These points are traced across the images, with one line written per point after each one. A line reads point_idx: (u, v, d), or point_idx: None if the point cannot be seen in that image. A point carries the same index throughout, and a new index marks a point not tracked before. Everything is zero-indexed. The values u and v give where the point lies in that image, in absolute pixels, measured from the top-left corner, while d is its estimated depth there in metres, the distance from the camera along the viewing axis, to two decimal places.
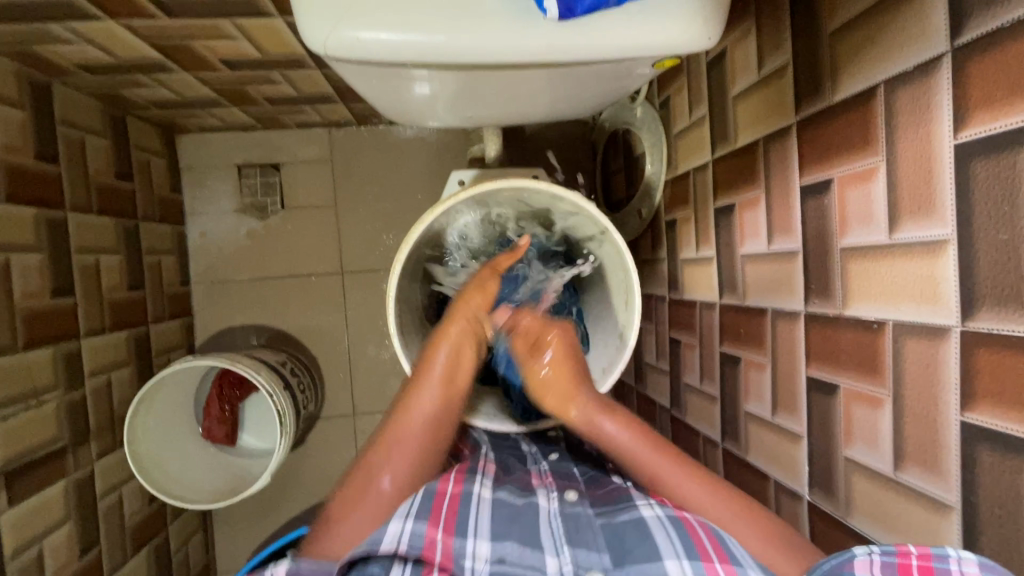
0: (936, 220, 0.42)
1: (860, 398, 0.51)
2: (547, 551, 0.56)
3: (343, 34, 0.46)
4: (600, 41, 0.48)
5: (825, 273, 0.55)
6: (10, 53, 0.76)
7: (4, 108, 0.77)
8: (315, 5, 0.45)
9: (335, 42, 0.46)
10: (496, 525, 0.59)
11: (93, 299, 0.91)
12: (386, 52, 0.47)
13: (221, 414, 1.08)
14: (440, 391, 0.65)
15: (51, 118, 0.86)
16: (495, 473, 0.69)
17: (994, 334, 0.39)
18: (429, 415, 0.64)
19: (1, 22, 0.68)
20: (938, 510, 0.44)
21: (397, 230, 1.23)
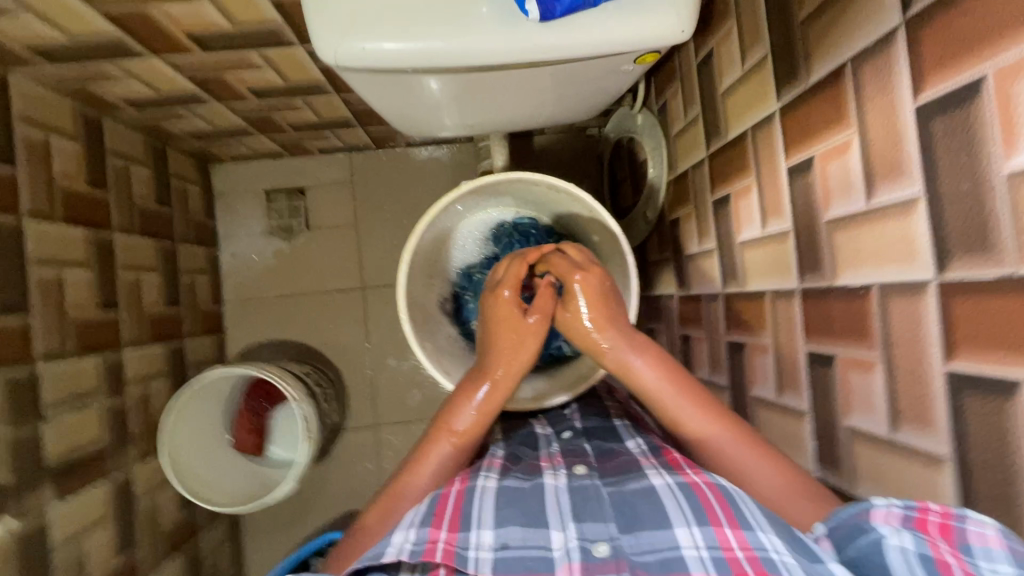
0: (906, 180, 0.44)
1: (855, 365, 0.52)
2: (554, 527, 0.54)
3: (352, 45, 0.51)
4: (580, 38, 0.52)
5: (815, 247, 0.57)
6: (68, 91, 0.86)
7: (61, 140, 0.86)
8: (326, 21, 0.51)
9: (344, 51, 0.52)
10: (498, 513, 0.56)
11: (134, 313, 0.99)
12: (390, 59, 0.53)
13: (250, 424, 1.14)
14: (457, 440, 0.65)
15: (101, 149, 0.95)
16: (501, 466, 0.66)
17: (968, 281, 0.40)
18: (445, 463, 0.64)
19: (62, 62, 0.77)
20: (934, 465, 0.45)
21: None
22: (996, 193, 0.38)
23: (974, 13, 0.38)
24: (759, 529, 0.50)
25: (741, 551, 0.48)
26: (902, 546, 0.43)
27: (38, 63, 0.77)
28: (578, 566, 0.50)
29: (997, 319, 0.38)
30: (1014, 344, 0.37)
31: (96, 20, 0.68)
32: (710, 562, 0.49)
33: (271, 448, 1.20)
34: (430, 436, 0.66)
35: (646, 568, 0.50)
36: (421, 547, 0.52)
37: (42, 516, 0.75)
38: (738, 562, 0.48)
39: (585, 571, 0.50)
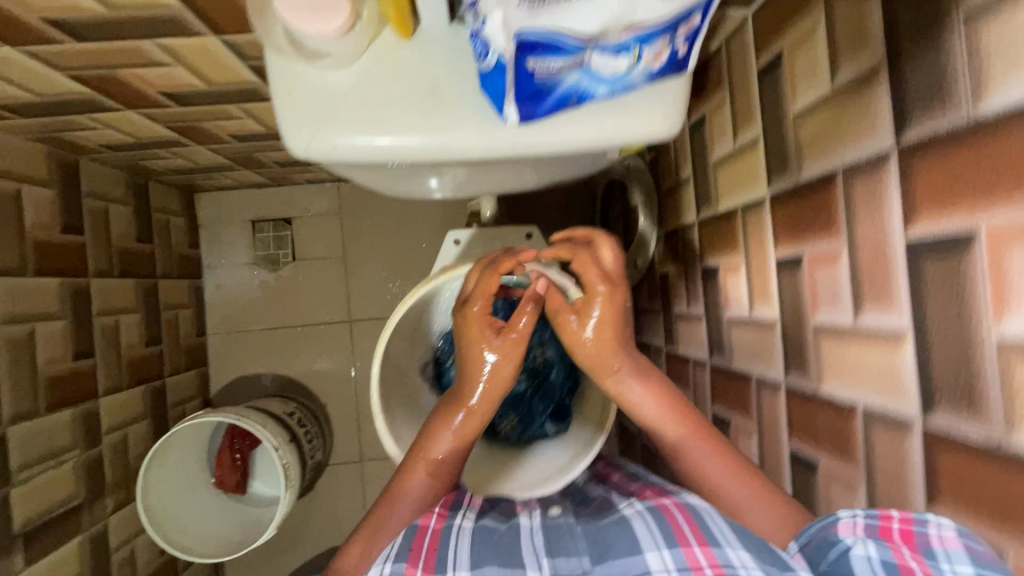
0: (867, 51, 0.42)
1: (823, 263, 0.49)
2: (528, 568, 0.50)
3: (324, 139, 0.46)
4: (556, 138, 0.46)
5: (781, 146, 0.54)
6: (43, 136, 0.80)
7: (33, 188, 0.80)
8: (294, 113, 0.46)
9: (316, 144, 0.46)
10: (475, 554, 0.52)
11: (113, 360, 0.94)
12: (366, 157, 0.47)
13: (233, 463, 1.10)
14: (428, 470, 0.61)
15: (77, 191, 0.89)
16: (481, 506, 0.61)
17: (926, 137, 0.37)
18: (420, 497, 0.60)
19: (32, 116, 0.71)
20: (893, 343, 0.41)
21: (404, 278, 1.27)
22: (954, 36, 0.34)
23: None
24: (726, 544, 0.47)
25: (710, 569, 0.45)
26: (867, 556, 0.40)
27: (6, 116, 0.71)
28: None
29: (953, 168, 0.35)
30: (974, 192, 0.34)
31: (62, 80, 0.62)
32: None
33: (255, 485, 1.15)
34: (402, 473, 0.61)
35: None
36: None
37: None
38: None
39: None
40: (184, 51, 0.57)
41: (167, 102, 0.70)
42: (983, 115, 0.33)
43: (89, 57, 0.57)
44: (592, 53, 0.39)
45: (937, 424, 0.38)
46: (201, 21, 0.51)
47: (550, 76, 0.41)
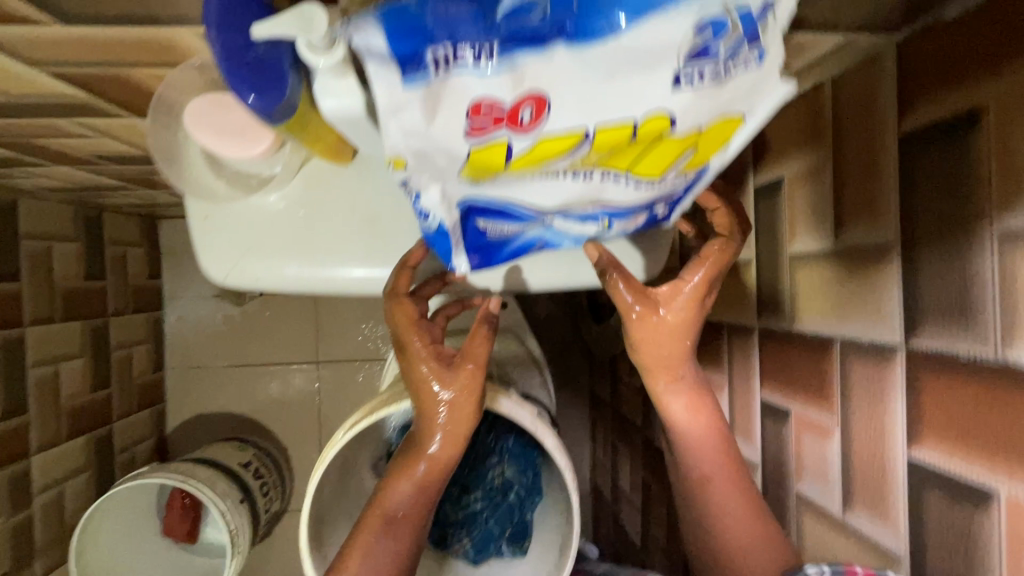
0: (879, 223, 0.35)
1: (811, 428, 0.43)
2: None
3: (244, 267, 0.42)
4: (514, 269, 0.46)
5: (774, 282, 0.48)
6: None
7: None
8: (212, 240, 0.42)
9: (235, 275, 0.42)
10: None
11: (49, 412, 0.87)
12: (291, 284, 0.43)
13: (183, 507, 1.02)
14: (387, 522, 0.45)
15: (14, 234, 0.81)
16: None
17: (940, 355, 0.31)
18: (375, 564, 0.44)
19: None
20: (886, 563, 0.36)
21: (377, 319, 1.21)
22: (981, 253, 0.29)
23: (967, 36, 0.29)
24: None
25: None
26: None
27: None
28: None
29: (969, 408, 0.30)
30: (996, 447, 0.29)
31: None
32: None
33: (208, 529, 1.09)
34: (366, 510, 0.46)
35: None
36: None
37: None
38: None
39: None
40: (105, 127, 0.50)
41: (97, 160, 0.62)
42: (1014, 366, 0.27)
43: None
44: (556, 218, 0.35)
45: None
46: (118, 106, 0.44)
47: (505, 235, 0.36)
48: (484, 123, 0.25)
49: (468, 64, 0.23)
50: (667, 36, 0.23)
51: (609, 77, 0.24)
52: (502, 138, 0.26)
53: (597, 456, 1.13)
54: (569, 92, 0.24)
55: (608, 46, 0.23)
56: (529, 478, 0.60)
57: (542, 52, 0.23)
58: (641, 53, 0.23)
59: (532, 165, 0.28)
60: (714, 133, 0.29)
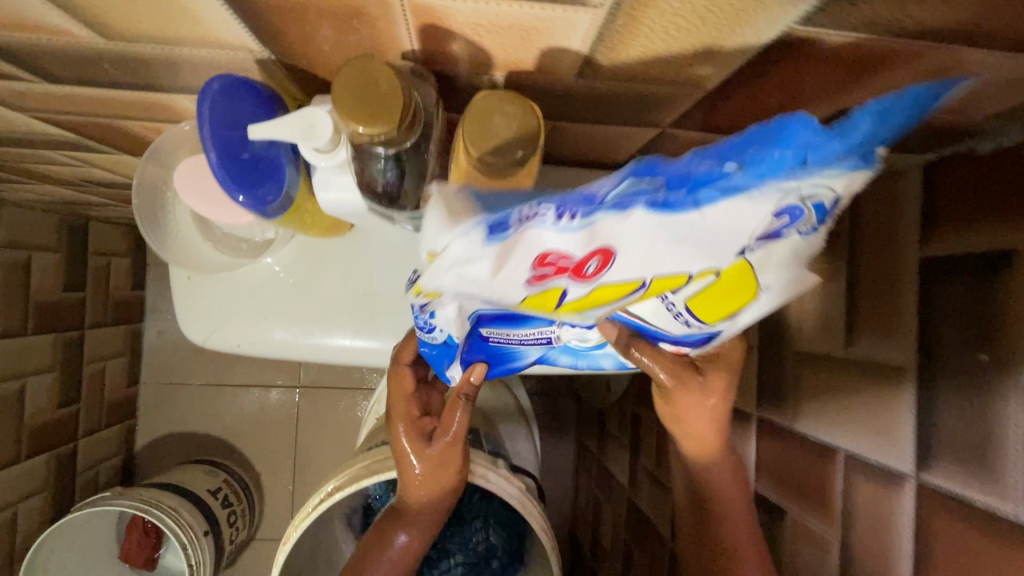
0: (894, 343, 0.34)
1: (807, 533, 0.42)
2: None
3: (228, 332, 0.43)
4: None
5: (777, 374, 0.46)
6: None
7: None
8: (200, 305, 0.43)
9: (219, 338, 0.43)
10: None
11: (10, 428, 0.83)
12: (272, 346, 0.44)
13: (144, 537, 1.00)
14: None
15: None
16: None
17: (953, 495, 0.30)
18: None
19: None
20: None
21: None
22: (1003, 403, 0.28)
23: (1002, 175, 0.28)
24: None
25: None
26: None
27: None
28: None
29: (982, 557, 0.28)
30: None
31: None
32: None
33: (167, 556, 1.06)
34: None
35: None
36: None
37: None
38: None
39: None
40: (94, 160, 0.48)
41: (88, 185, 0.60)
42: None
43: None
44: (562, 339, 0.36)
45: None
46: (108, 146, 0.42)
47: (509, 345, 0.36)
48: (546, 272, 0.26)
49: (547, 222, 0.24)
50: (746, 222, 0.22)
51: (680, 245, 0.23)
52: (562, 284, 0.27)
53: (578, 504, 1.10)
54: (636, 252, 0.24)
55: (689, 221, 0.22)
56: (514, 543, 0.57)
57: (622, 213, 0.23)
58: (715, 234, 0.23)
59: (587, 302, 0.28)
60: (746, 286, 0.27)
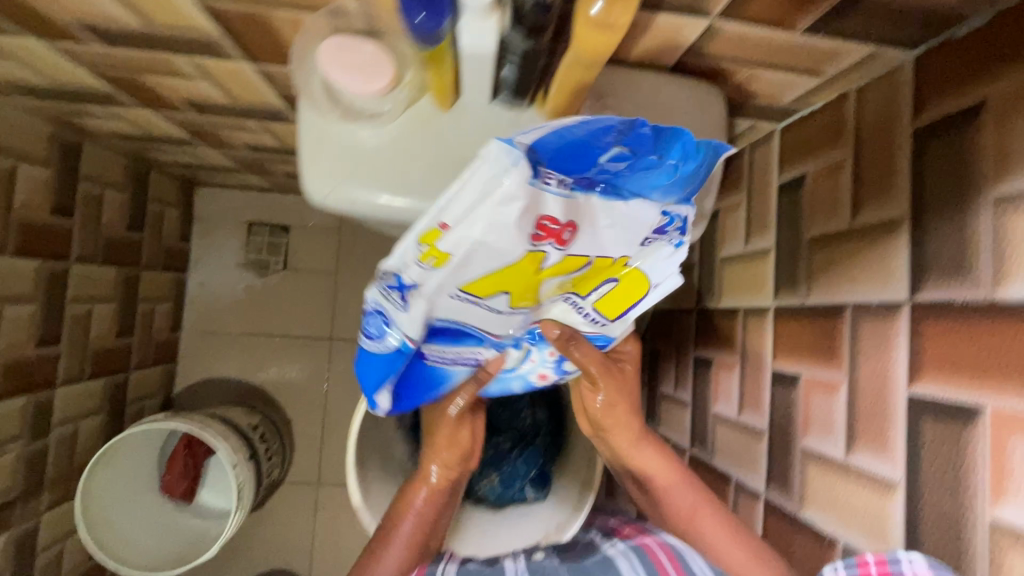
0: (892, 201, 0.42)
1: (818, 386, 0.49)
2: None
3: (345, 192, 0.46)
4: None
5: (793, 264, 0.54)
6: (48, 117, 0.77)
7: (29, 167, 0.77)
8: (320, 164, 0.46)
9: (336, 198, 0.46)
10: None
11: (77, 349, 0.89)
12: (384, 211, 0.47)
13: (185, 469, 1.04)
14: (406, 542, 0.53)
15: (75, 175, 0.85)
16: None
17: (939, 303, 0.38)
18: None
19: (40, 98, 0.68)
20: (882, 489, 0.41)
21: None
22: (981, 217, 0.36)
23: (978, 48, 0.37)
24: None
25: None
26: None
27: (16, 95, 0.68)
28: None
29: (959, 344, 0.36)
30: (974, 369, 0.35)
31: (84, 76, 0.60)
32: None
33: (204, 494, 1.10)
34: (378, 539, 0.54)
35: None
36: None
37: None
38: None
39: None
40: (211, 68, 0.56)
41: (185, 108, 0.68)
42: (1002, 301, 0.34)
43: (113, 59, 0.55)
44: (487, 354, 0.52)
45: None
46: (238, 46, 0.50)
47: (445, 361, 0.51)
48: (540, 233, 0.40)
49: (554, 188, 0.37)
50: (648, 215, 0.42)
51: (614, 220, 0.41)
52: (542, 248, 0.41)
53: None
54: (591, 228, 0.41)
55: (620, 204, 0.40)
56: None
57: (591, 193, 0.39)
58: (629, 219, 0.41)
59: (550, 267, 0.43)
60: (626, 289, 0.48)
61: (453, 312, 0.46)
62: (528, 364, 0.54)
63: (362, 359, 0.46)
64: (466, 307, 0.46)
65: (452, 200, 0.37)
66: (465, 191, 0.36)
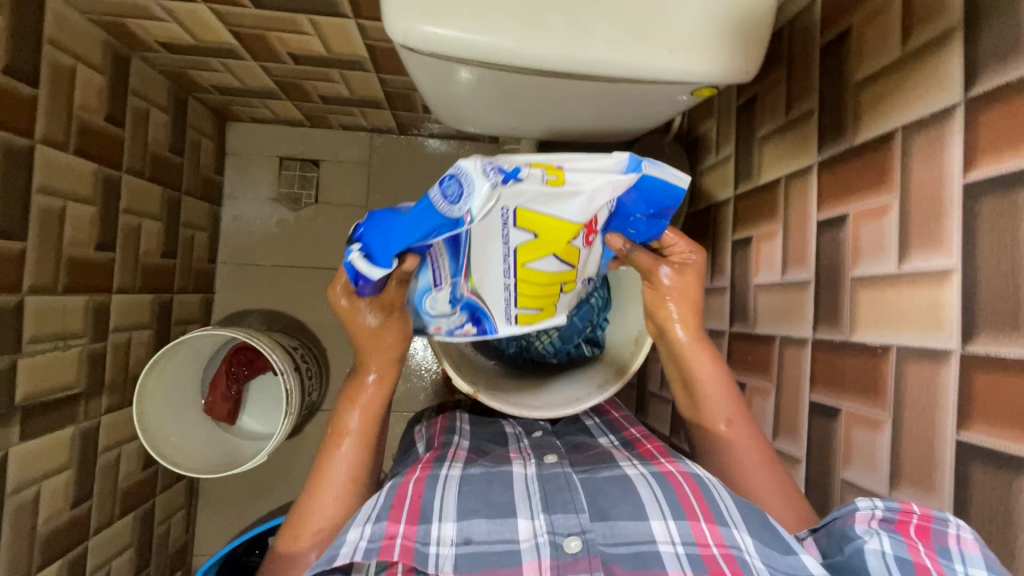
0: (944, 17, 0.45)
1: (867, 215, 0.52)
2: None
3: (423, 29, 0.49)
4: (638, 71, 0.52)
5: (838, 113, 0.57)
6: (103, 22, 0.79)
7: (86, 70, 0.79)
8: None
9: (414, 34, 0.49)
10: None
11: (129, 259, 0.92)
12: (459, 48, 0.50)
13: (227, 392, 1.08)
14: (356, 440, 0.60)
15: (124, 87, 0.88)
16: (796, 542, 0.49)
17: (995, 89, 0.41)
18: (352, 468, 0.59)
19: None
20: (938, 281, 0.44)
21: None
22: None
23: None
24: (732, 525, 0.50)
25: (717, 547, 0.49)
26: (880, 550, 0.43)
27: None
28: (548, 564, 0.49)
29: (1014, 119, 0.39)
30: None
31: None
32: (685, 558, 0.48)
33: (244, 419, 1.13)
34: (332, 433, 0.60)
35: (619, 562, 0.49)
36: (376, 544, 0.49)
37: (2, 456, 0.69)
38: (390, 548, 0.49)
39: (556, 570, 0.48)
40: None
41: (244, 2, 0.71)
42: None
43: None
44: (445, 287, 0.56)
45: (975, 349, 0.41)
46: None
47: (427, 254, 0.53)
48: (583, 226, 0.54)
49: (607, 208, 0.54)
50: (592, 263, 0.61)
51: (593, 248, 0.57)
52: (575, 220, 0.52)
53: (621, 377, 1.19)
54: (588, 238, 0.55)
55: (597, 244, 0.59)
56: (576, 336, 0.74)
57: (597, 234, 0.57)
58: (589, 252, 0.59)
59: (554, 235, 0.53)
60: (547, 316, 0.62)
61: (482, 229, 0.51)
62: (445, 319, 0.59)
63: (422, 208, 0.46)
64: (493, 230, 0.51)
65: (583, 163, 0.50)
66: (594, 166, 0.50)
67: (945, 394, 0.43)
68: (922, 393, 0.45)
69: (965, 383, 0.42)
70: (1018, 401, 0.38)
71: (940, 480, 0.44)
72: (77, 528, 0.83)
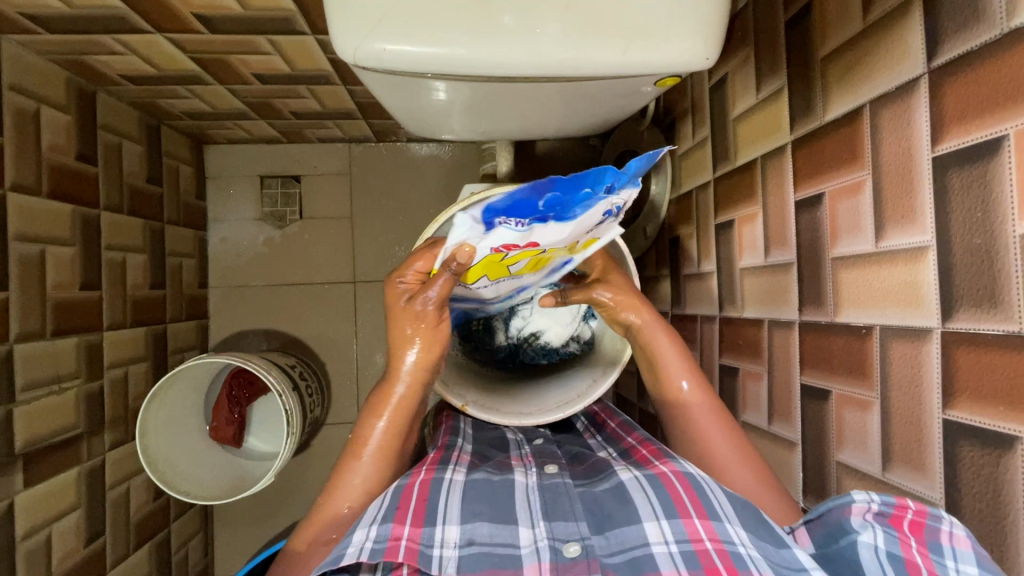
0: None
1: (844, 193, 0.51)
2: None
3: (374, 46, 0.48)
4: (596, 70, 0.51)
5: (808, 90, 0.56)
6: (62, 60, 0.78)
7: (50, 111, 0.79)
8: (347, 18, 0.47)
9: (364, 52, 0.48)
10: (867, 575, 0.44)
11: (117, 294, 0.93)
12: (411, 62, 0.49)
13: (229, 416, 1.08)
14: (377, 462, 0.60)
15: (93, 124, 0.87)
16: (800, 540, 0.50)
17: (957, 58, 0.40)
18: (361, 488, 0.59)
19: (57, 31, 0.70)
20: (913, 258, 0.44)
21: (410, 241, 1.26)
22: None
23: None
24: (726, 520, 0.50)
25: (710, 543, 0.48)
26: (874, 544, 0.43)
27: (32, 30, 0.70)
28: (548, 566, 0.48)
29: (977, 88, 0.38)
30: (995, 104, 0.37)
31: None
32: (679, 557, 0.48)
33: (249, 440, 1.14)
34: (349, 450, 0.60)
35: (615, 568, 0.49)
36: (382, 545, 0.49)
37: (7, 504, 0.70)
38: (395, 549, 0.49)
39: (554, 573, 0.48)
40: None
41: (199, 28, 0.70)
42: (1013, 30, 0.36)
43: None
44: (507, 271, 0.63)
45: (955, 327, 0.41)
46: None
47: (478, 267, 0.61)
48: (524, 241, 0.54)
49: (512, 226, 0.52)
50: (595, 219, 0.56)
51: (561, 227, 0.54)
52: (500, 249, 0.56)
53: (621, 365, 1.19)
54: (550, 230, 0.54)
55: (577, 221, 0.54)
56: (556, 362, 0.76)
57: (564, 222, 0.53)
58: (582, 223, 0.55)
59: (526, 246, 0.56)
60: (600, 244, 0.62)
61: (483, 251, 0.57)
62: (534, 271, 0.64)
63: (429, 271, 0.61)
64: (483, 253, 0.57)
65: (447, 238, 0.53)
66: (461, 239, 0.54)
67: (929, 374, 0.43)
68: (907, 370, 0.45)
69: (947, 361, 0.42)
70: (1004, 376, 0.37)
71: (931, 460, 0.43)
72: (92, 565, 0.84)
